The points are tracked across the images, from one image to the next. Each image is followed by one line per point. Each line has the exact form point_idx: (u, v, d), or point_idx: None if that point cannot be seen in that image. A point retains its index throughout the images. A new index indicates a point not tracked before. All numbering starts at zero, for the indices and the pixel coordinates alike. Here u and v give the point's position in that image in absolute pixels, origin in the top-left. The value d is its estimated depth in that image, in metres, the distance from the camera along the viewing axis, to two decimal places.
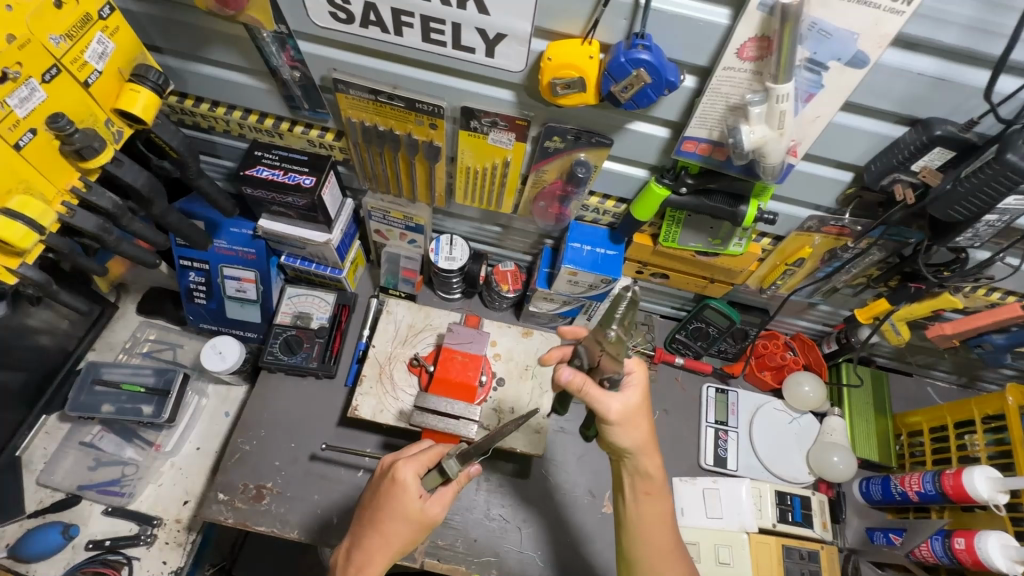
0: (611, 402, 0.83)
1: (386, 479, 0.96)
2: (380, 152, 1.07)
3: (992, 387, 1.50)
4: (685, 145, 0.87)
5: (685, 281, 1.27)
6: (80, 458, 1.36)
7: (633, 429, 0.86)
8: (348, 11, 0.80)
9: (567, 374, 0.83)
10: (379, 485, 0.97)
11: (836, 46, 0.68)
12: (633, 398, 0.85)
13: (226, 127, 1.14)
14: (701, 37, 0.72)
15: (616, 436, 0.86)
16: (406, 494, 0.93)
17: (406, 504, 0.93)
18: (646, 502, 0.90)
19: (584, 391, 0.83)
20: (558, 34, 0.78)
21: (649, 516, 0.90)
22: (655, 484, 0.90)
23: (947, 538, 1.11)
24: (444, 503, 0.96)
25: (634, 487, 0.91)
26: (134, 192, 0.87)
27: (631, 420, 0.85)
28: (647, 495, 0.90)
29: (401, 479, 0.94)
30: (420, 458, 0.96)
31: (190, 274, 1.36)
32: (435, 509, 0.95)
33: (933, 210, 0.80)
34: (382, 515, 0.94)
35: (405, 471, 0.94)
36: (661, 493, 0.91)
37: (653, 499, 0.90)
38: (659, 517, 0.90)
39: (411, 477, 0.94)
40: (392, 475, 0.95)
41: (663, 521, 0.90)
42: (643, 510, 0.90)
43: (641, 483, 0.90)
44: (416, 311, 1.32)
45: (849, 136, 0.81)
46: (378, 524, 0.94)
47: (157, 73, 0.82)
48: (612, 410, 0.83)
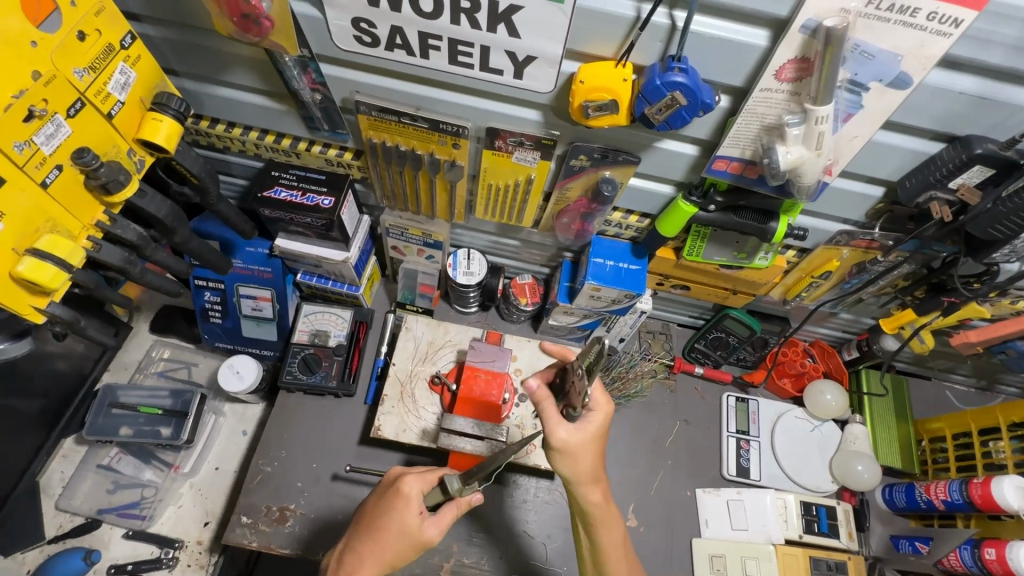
0: (559, 429, 0.87)
1: (391, 489, 0.96)
2: (400, 171, 1.06)
3: (1012, 390, 1.49)
4: (716, 164, 0.86)
5: (706, 293, 1.26)
6: (98, 482, 1.35)
7: (583, 465, 0.88)
8: (373, 34, 0.79)
9: (534, 385, 0.91)
10: (383, 494, 0.98)
11: (878, 67, 0.67)
12: (593, 424, 0.88)
13: (242, 147, 1.12)
14: (739, 59, 0.71)
15: (561, 466, 0.89)
16: (408, 508, 0.93)
17: (405, 516, 0.92)
18: (604, 532, 0.92)
19: (542, 405, 0.89)
20: (588, 56, 0.77)
21: (610, 545, 0.92)
22: (608, 513, 0.93)
23: (977, 548, 1.10)
24: (441, 526, 0.94)
25: (586, 520, 0.93)
26: (157, 222, 0.86)
27: (575, 451, 0.88)
28: (604, 525, 0.92)
29: (406, 490, 0.94)
30: (428, 475, 0.96)
31: (205, 294, 1.34)
32: (432, 531, 0.93)
33: (972, 228, 0.82)
34: (380, 524, 0.93)
35: (411, 484, 0.94)
36: (613, 522, 0.93)
37: (608, 530, 0.92)
38: (615, 546, 0.92)
39: (415, 491, 0.94)
40: (398, 485, 0.95)
41: (619, 546, 0.93)
42: (602, 540, 0.93)
43: (591, 516, 0.92)
44: (435, 328, 1.31)
45: (886, 154, 0.80)
46: (374, 531, 0.93)
47: (179, 101, 0.80)
48: (562, 431, 0.87)
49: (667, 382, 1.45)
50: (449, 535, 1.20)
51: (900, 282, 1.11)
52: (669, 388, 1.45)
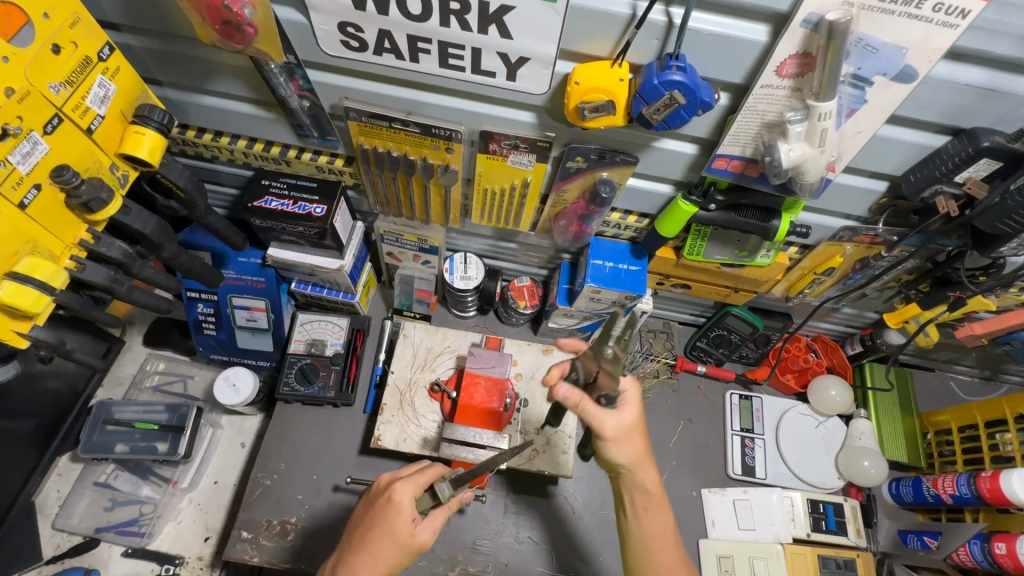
0: (606, 417, 0.84)
1: (382, 498, 0.94)
2: (393, 177, 1.04)
3: (1016, 379, 1.48)
4: (716, 162, 0.84)
5: (707, 291, 1.25)
6: (95, 500, 1.33)
7: (629, 445, 0.85)
8: (361, 39, 0.76)
9: (564, 390, 0.85)
10: (373, 504, 0.95)
11: (883, 61, 0.65)
12: (629, 415, 0.86)
13: (230, 156, 1.10)
14: (738, 56, 0.69)
15: (613, 453, 0.86)
16: (399, 515, 0.90)
17: (397, 523, 0.90)
18: (648, 517, 0.89)
19: (582, 406, 0.85)
20: (584, 56, 0.74)
21: (657, 532, 0.89)
22: (654, 499, 0.89)
23: (987, 543, 1.10)
24: (433, 529, 0.93)
25: (633, 503, 0.89)
26: (143, 238, 0.83)
27: (626, 437, 0.85)
28: (648, 509, 0.89)
29: (397, 499, 0.91)
30: (417, 479, 0.93)
31: (198, 306, 1.32)
32: (425, 535, 0.92)
33: (980, 222, 0.80)
34: (373, 533, 0.91)
35: (402, 491, 0.91)
36: (663, 508, 0.89)
37: (654, 513, 0.89)
38: (664, 529, 0.89)
39: (407, 499, 0.91)
40: (388, 493, 0.92)
41: (667, 534, 0.89)
42: (646, 527, 0.89)
43: (640, 500, 0.89)
44: (433, 334, 1.29)
45: (890, 148, 0.78)
46: (367, 542, 0.90)
47: (161, 113, 0.77)
48: (608, 427, 0.84)
49: (669, 381, 1.44)
50: (454, 542, 1.19)
51: (903, 275, 1.09)
52: (672, 387, 1.43)
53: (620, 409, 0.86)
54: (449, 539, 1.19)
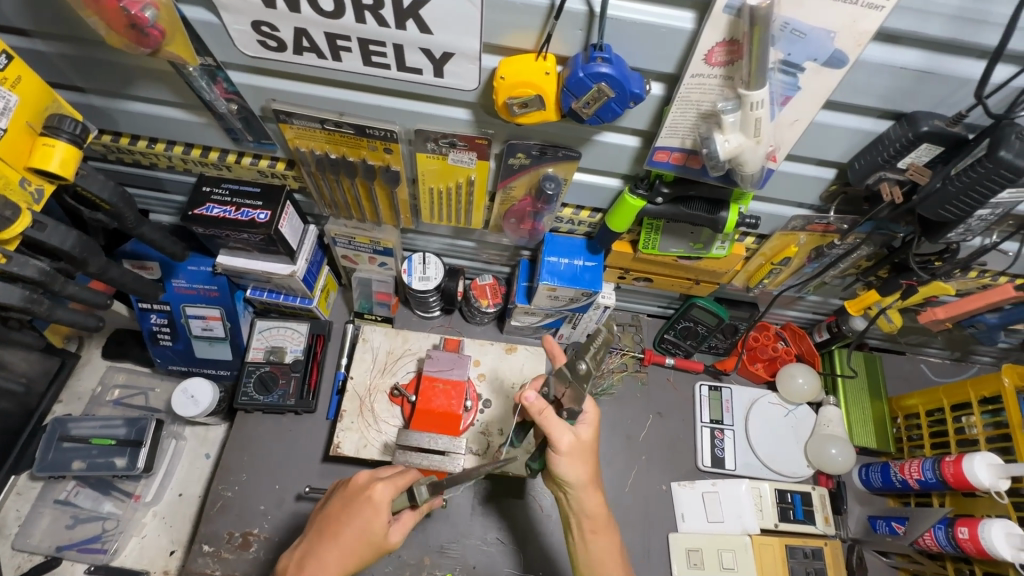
0: (561, 434, 0.86)
1: (359, 494, 0.90)
2: (336, 180, 1.00)
3: (986, 359, 1.48)
4: (657, 155, 0.81)
5: (669, 283, 1.22)
6: (57, 517, 1.31)
7: (580, 469, 0.89)
8: (277, 38, 0.73)
9: (532, 395, 0.86)
10: (348, 499, 0.90)
11: (811, 46, 0.62)
12: (586, 434, 0.89)
13: (169, 163, 1.06)
14: (666, 44, 0.66)
15: (563, 469, 0.88)
16: (376, 518, 0.87)
17: (374, 526, 0.87)
18: (593, 540, 0.93)
19: (543, 415, 0.86)
20: (509, 49, 0.72)
21: (601, 555, 0.93)
22: (601, 523, 0.93)
23: (950, 528, 1.09)
24: (405, 530, 0.92)
25: (581, 526, 0.93)
26: (64, 254, 0.81)
27: (577, 454, 0.88)
28: (594, 533, 0.93)
29: (375, 500, 0.88)
30: (397, 480, 0.90)
31: (152, 317, 1.29)
32: (395, 536, 0.90)
33: (923, 209, 0.78)
34: (345, 530, 0.88)
35: (381, 492, 0.88)
36: (610, 533, 0.93)
37: (600, 537, 0.93)
38: (609, 553, 0.93)
39: (386, 500, 0.88)
40: (368, 493, 0.88)
41: (612, 556, 0.93)
42: (592, 549, 0.93)
43: (590, 522, 0.93)
44: (393, 337, 1.27)
45: (832, 135, 0.76)
46: (339, 538, 0.88)
47: (73, 123, 0.74)
48: (564, 440, 0.86)
49: (638, 375, 1.42)
50: (420, 547, 1.17)
51: (863, 262, 1.07)
52: (641, 380, 1.42)
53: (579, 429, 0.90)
54: (415, 543, 1.18)
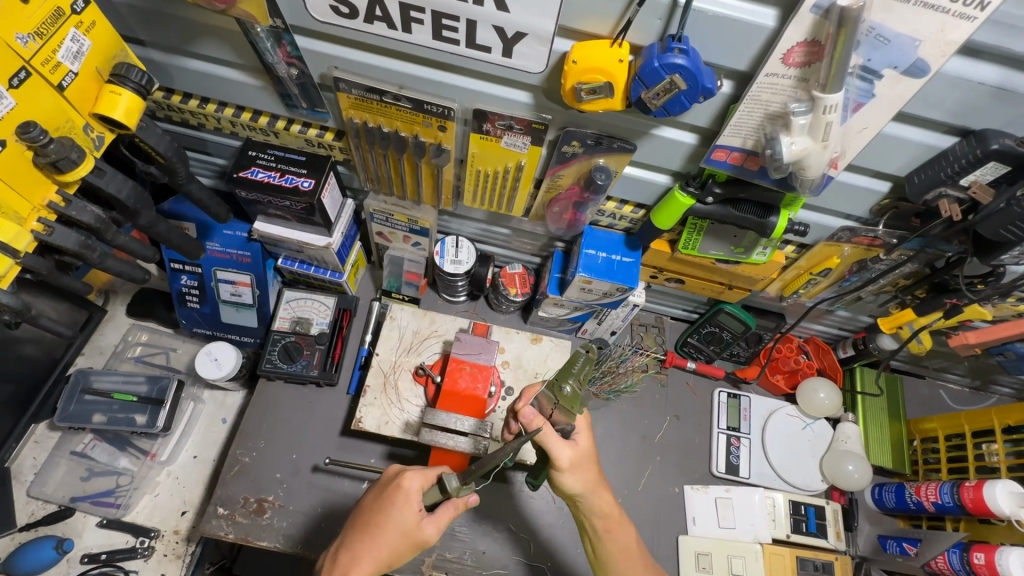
0: (562, 449, 0.87)
1: (390, 484, 0.90)
2: (383, 154, 1.01)
3: (1006, 390, 1.47)
4: (715, 154, 0.81)
5: (701, 286, 1.22)
6: (72, 468, 1.31)
7: (588, 476, 0.90)
8: (351, 5, 0.72)
9: (530, 412, 0.87)
10: (381, 489, 0.91)
11: (894, 53, 0.62)
12: (583, 444, 0.91)
13: (217, 124, 1.06)
14: (744, 40, 0.66)
15: (568, 482, 0.89)
16: (406, 506, 0.87)
17: (403, 513, 0.86)
18: (610, 537, 0.94)
19: (540, 432, 0.86)
20: (583, 34, 0.72)
21: (619, 549, 0.94)
22: (614, 520, 0.94)
23: (965, 552, 1.09)
24: (440, 525, 0.88)
25: (594, 526, 0.94)
26: (119, 203, 0.82)
27: (583, 465, 0.90)
28: (609, 530, 0.94)
29: (405, 488, 0.87)
30: (428, 471, 0.90)
31: (182, 278, 1.29)
32: (430, 530, 0.87)
33: (982, 228, 0.78)
34: (377, 520, 0.87)
35: (411, 481, 0.88)
36: (624, 525, 0.95)
37: (615, 533, 0.94)
38: (625, 547, 0.95)
39: (416, 489, 0.88)
40: (397, 480, 0.89)
41: (631, 550, 0.95)
42: (611, 545, 0.94)
43: (600, 521, 0.93)
44: (421, 317, 1.27)
45: (896, 147, 0.75)
46: (371, 528, 0.87)
47: (139, 73, 0.74)
48: (563, 456, 0.87)
49: (658, 376, 1.42)
50: None
51: (901, 280, 1.07)
52: (661, 382, 1.42)
53: (576, 439, 0.91)
54: None
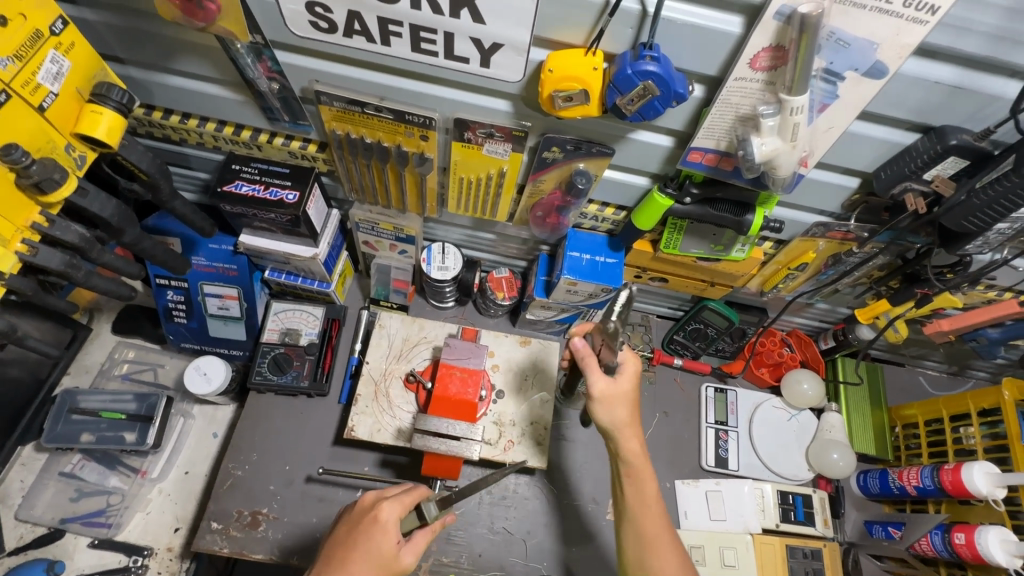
0: (596, 379, 0.88)
1: (365, 515, 0.88)
2: (366, 164, 1.02)
3: (982, 374, 1.52)
4: (691, 155, 0.83)
5: (684, 284, 1.25)
6: (61, 489, 1.30)
7: (617, 415, 0.88)
8: (329, 20, 0.74)
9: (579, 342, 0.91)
10: (353, 523, 0.89)
11: (854, 56, 0.65)
12: (625, 385, 0.89)
13: (199, 139, 1.06)
14: (712, 47, 0.68)
15: (598, 414, 0.88)
16: (384, 536, 0.85)
17: (382, 543, 0.85)
18: (633, 488, 0.89)
19: (583, 359, 0.90)
20: (558, 44, 0.74)
21: (644, 503, 0.89)
22: (639, 468, 0.89)
23: (947, 533, 1.13)
24: (416, 552, 0.88)
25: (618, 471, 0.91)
26: (102, 221, 0.83)
27: (616, 400, 0.88)
28: (633, 479, 0.89)
29: (383, 519, 0.86)
30: (404, 499, 0.89)
31: (168, 294, 1.29)
32: (407, 558, 0.86)
33: (946, 220, 0.81)
34: (353, 554, 0.84)
35: (388, 511, 0.87)
36: (648, 476, 0.89)
37: (637, 482, 0.89)
38: (649, 499, 0.89)
39: (394, 519, 0.87)
40: (375, 512, 0.87)
41: (651, 503, 0.89)
42: (635, 496, 0.89)
43: (623, 467, 0.90)
44: (410, 324, 1.27)
45: (862, 145, 0.78)
46: (346, 563, 0.84)
47: (121, 92, 0.75)
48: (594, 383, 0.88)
49: (646, 374, 1.45)
50: None
51: (875, 271, 1.11)
52: (649, 380, 1.44)
53: (617, 378, 0.89)
54: None
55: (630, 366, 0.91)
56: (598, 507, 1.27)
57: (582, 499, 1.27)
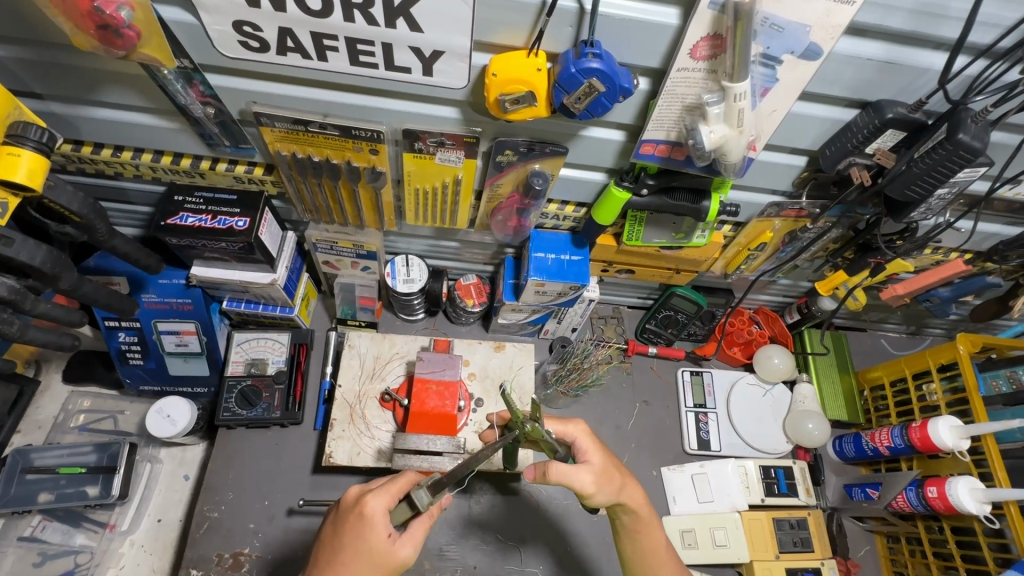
0: (582, 478, 0.83)
1: (351, 513, 0.82)
2: (318, 184, 0.98)
3: (937, 331, 1.59)
4: (643, 148, 0.84)
5: (650, 274, 1.26)
6: (20, 556, 1.20)
7: (615, 488, 0.85)
8: (260, 38, 0.71)
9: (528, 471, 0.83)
10: (339, 520, 0.83)
11: (789, 40, 0.66)
12: (597, 460, 0.86)
13: (136, 172, 1.01)
14: (652, 39, 0.68)
15: (599, 502, 0.85)
16: (372, 531, 0.80)
17: (371, 541, 0.80)
18: (643, 536, 0.90)
19: (551, 472, 0.82)
20: (499, 47, 0.73)
21: (652, 547, 0.91)
22: (644, 520, 0.90)
23: (921, 489, 1.17)
24: (416, 543, 0.83)
25: (626, 524, 0.90)
26: (34, 270, 0.79)
27: (608, 482, 0.85)
28: (641, 530, 0.90)
29: (368, 513, 0.80)
30: (389, 488, 0.83)
31: (120, 335, 1.22)
32: (405, 550, 0.81)
33: (891, 190, 0.84)
34: (342, 554, 0.80)
35: (373, 503, 0.81)
36: (654, 526, 0.90)
37: (647, 533, 0.90)
38: (657, 547, 0.91)
39: (381, 511, 0.81)
40: (358, 508, 0.81)
41: (660, 548, 0.91)
42: (644, 544, 0.91)
43: (630, 520, 0.90)
44: (380, 342, 1.23)
45: (806, 124, 0.80)
46: (336, 563, 0.80)
47: (39, 130, 0.71)
48: (587, 482, 0.83)
49: (623, 365, 1.45)
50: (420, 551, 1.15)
51: (830, 244, 1.14)
52: (626, 371, 1.45)
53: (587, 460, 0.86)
54: None
55: (586, 439, 0.89)
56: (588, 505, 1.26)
57: (571, 498, 1.26)
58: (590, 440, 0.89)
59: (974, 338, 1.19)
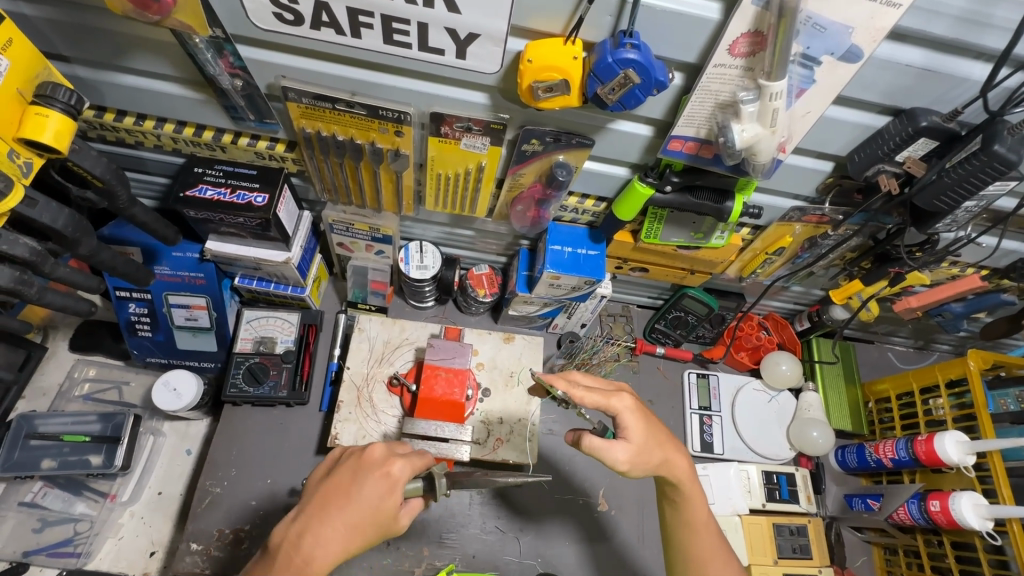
0: (616, 452, 0.81)
1: (374, 466, 0.81)
2: (339, 163, 0.98)
3: (945, 347, 1.59)
4: (671, 144, 0.83)
5: (664, 274, 1.25)
6: (21, 521, 1.20)
7: (653, 464, 0.84)
8: (295, 11, 0.70)
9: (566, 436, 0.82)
10: (360, 470, 0.81)
11: (830, 41, 0.65)
12: (636, 435, 0.82)
13: (157, 141, 1.00)
14: (691, 33, 0.68)
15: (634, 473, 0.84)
16: (392, 496, 0.80)
17: (388, 503, 0.80)
18: (689, 508, 0.91)
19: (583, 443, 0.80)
20: (538, 33, 0.72)
21: (694, 520, 0.91)
22: (692, 488, 0.90)
23: (923, 502, 1.17)
24: (410, 515, 0.85)
25: (671, 496, 0.91)
26: (55, 233, 0.79)
27: (646, 456, 0.83)
28: (687, 501, 0.90)
29: (393, 476, 0.81)
30: (415, 461, 0.84)
31: (130, 307, 1.22)
32: (403, 521, 0.83)
33: (918, 200, 0.84)
34: (355, 503, 0.78)
35: (400, 469, 0.82)
36: (700, 497, 0.90)
37: (694, 505, 0.90)
38: (703, 525, 0.91)
39: (404, 478, 0.82)
40: (387, 467, 0.81)
41: (709, 520, 0.91)
42: (686, 513, 0.91)
43: (679, 495, 0.90)
44: (390, 326, 1.23)
45: (837, 129, 0.80)
46: (348, 513, 0.78)
47: (67, 92, 0.70)
48: (619, 459, 0.81)
49: (630, 364, 1.46)
50: (420, 538, 1.15)
51: (848, 253, 1.14)
52: (633, 369, 1.46)
53: (626, 436, 0.82)
54: (415, 535, 1.15)
55: (630, 416, 0.82)
56: (590, 499, 1.25)
57: (574, 492, 1.25)
58: (634, 417, 0.82)
59: (986, 355, 1.18)
